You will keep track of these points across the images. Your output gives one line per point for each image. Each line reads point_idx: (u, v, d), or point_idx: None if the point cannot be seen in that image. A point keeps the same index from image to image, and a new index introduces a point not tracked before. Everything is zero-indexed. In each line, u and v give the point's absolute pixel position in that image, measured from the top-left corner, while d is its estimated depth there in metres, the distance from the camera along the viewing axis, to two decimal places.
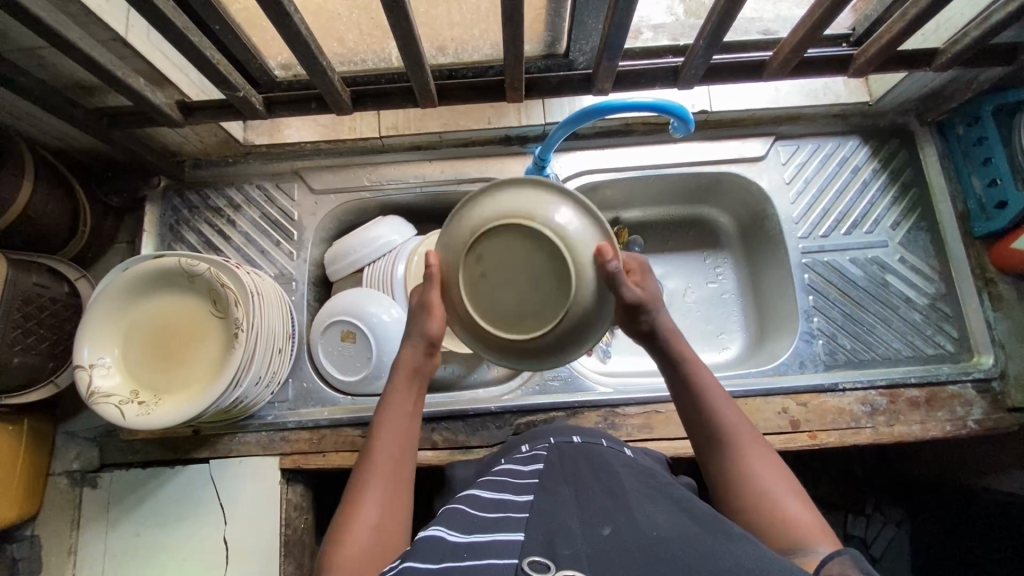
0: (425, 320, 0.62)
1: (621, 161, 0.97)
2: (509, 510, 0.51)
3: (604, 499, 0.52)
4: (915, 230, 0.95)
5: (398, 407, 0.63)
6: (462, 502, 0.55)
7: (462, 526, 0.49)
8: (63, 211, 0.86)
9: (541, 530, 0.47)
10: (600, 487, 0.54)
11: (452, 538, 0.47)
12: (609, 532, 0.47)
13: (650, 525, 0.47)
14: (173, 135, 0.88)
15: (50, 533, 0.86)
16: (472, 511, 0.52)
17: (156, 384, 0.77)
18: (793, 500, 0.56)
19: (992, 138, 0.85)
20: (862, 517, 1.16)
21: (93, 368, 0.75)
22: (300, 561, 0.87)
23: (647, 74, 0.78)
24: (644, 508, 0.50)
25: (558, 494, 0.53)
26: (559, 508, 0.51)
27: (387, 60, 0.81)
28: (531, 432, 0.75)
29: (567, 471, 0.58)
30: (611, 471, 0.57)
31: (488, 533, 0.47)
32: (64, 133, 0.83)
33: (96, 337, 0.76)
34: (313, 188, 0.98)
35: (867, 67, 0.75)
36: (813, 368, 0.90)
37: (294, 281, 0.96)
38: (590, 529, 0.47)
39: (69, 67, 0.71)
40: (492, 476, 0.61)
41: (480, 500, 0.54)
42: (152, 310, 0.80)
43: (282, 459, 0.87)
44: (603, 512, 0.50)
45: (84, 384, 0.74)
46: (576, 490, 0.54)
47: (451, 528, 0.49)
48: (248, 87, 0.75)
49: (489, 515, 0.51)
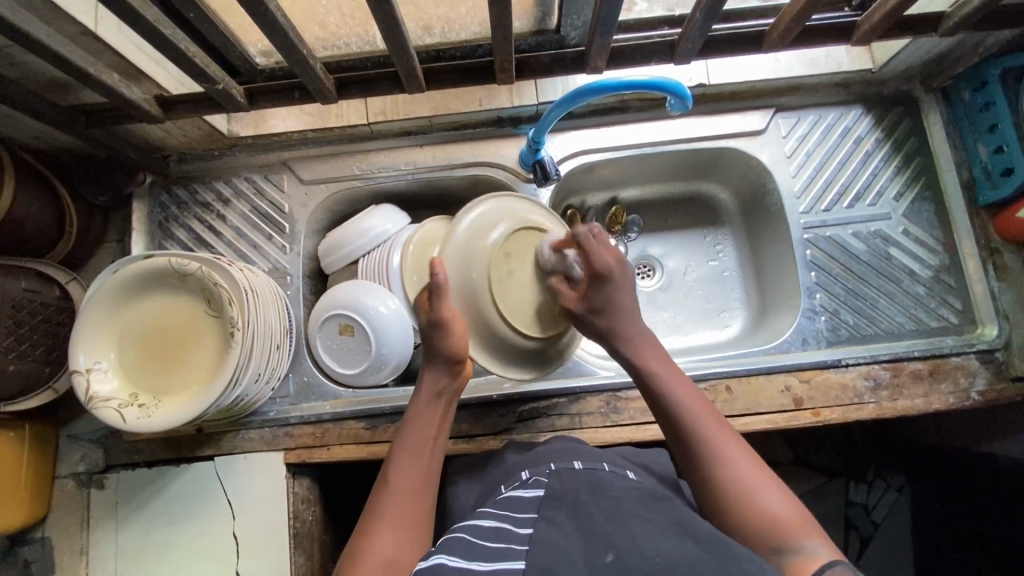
0: (443, 340, 0.70)
1: (617, 140, 0.94)
2: (510, 538, 0.53)
3: (608, 520, 0.52)
4: (919, 200, 0.93)
5: (422, 429, 0.69)
6: (463, 527, 0.56)
7: (464, 552, 0.51)
8: (48, 213, 0.84)
9: (542, 554, 0.49)
10: (602, 510, 0.54)
11: (453, 564, 0.50)
12: (612, 560, 0.47)
13: (654, 551, 0.48)
14: (155, 130, 0.85)
15: (62, 534, 0.87)
16: (472, 538, 0.53)
17: (154, 387, 0.77)
18: (777, 494, 0.57)
19: (1000, 104, 0.83)
20: (864, 484, 1.23)
21: (91, 373, 0.74)
22: (311, 552, 0.88)
23: (642, 49, 0.74)
24: (647, 531, 0.50)
25: (560, 520, 0.54)
26: (562, 537, 0.51)
27: (371, 41, 0.78)
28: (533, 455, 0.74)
29: (569, 492, 0.58)
30: (615, 493, 0.58)
31: (490, 563, 0.49)
32: (42, 132, 0.81)
33: (90, 342, 0.75)
34: (302, 179, 0.96)
35: (871, 35, 0.72)
36: (816, 345, 0.90)
37: (288, 275, 0.95)
38: (593, 557, 0.48)
39: (41, 66, 0.68)
40: (496, 500, 0.62)
41: (481, 525, 0.55)
42: (127, 329, 0.78)
43: (287, 454, 0.87)
44: (605, 535, 0.50)
45: (82, 389, 0.74)
46: (577, 515, 0.54)
47: (453, 553, 0.51)
48: (228, 79, 0.72)
49: (490, 543, 0.52)
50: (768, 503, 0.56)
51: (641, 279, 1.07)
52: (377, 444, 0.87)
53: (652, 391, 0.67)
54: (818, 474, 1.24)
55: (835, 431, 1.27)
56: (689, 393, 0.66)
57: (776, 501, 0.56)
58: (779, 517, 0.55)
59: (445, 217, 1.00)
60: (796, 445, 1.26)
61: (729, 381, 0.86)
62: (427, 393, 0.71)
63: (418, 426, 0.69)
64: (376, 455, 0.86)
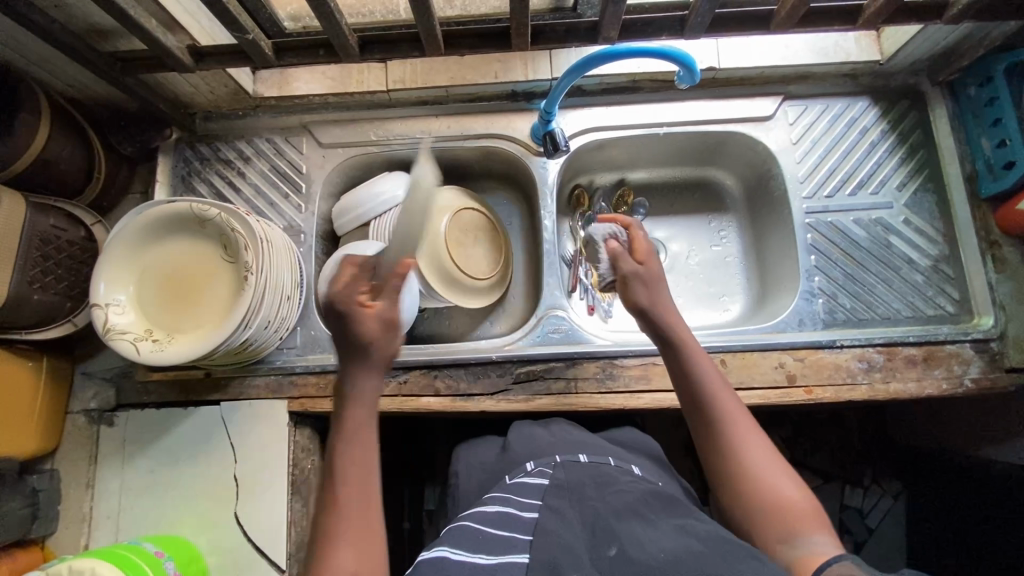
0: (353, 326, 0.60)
1: (627, 119, 0.97)
2: (514, 530, 0.54)
3: (611, 515, 0.55)
4: (921, 191, 0.95)
5: (367, 430, 0.59)
6: (469, 518, 0.59)
7: (468, 544, 0.53)
8: (79, 157, 0.88)
9: (548, 544, 0.51)
10: (606, 505, 0.57)
11: (456, 556, 0.51)
12: (616, 554, 0.50)
13: (656, 546, 0.51)
14: (184, 84, 0.89)
15: (70, 468, 0.90)
16: (478, 529, 0.55)
17: (168, 324, 0.80)
18: (787, 480, 0.61)
19: (1003, 98, 0.85)
20: (860, 488, 1.24)
21: (108, 307, 0.77)
22: (307, 500, 0.90)
23: (654, 23, 0.77)
24: (649, 529, 0.53)
25: (566, 508, 0.57)
26: (565, 527, 0.54)
27: (395, 12, 0.84)
28: (536, 446, 0.78)
29: (572, 487, 0.61)
30: (617, 488, 0.61)
31: (494, 557, 0.51)
32: (80, 79, 0.85)
33: (111, 276, 0.79)
34: (321, 142, 0.99)
35: (876, 17, 0.74)
36: (812, 326, 0.91)
37: (302, 233, 0.98)
38: (597, 550, 0.51)
39: (85, 10, 0.72)
40: (500, 492, 0.64)
41: (486, 516, 0.57)
42: (140, 283, 0.81)
43: (291, 403, 0.90)
44: (607, 528, 0.53)
45: (100, 322, 0.77)
46: (581, 507, 0.57)
47: (456, 546, 0.53)
48: (257, 32, 0.75)
49: (496, 534, 0.54)
50: (785, 492, 0.60)
51: None
52: (378, 398, 0.89)
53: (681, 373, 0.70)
54: (814, 475, 1.24)
55: (832, 431, 1.27)
56: (717, 382, 0.68)
57: (786, 485, 0.61)
58: (791, 505, 0.59)
59: (455, 187, 1.03)
60: (793, 443, 1.27)
61: (724, 355, 0.88)
62: (365, 396, 0.60)
63: (359, 434, 0.59)
64: (376, 408, 0.89)
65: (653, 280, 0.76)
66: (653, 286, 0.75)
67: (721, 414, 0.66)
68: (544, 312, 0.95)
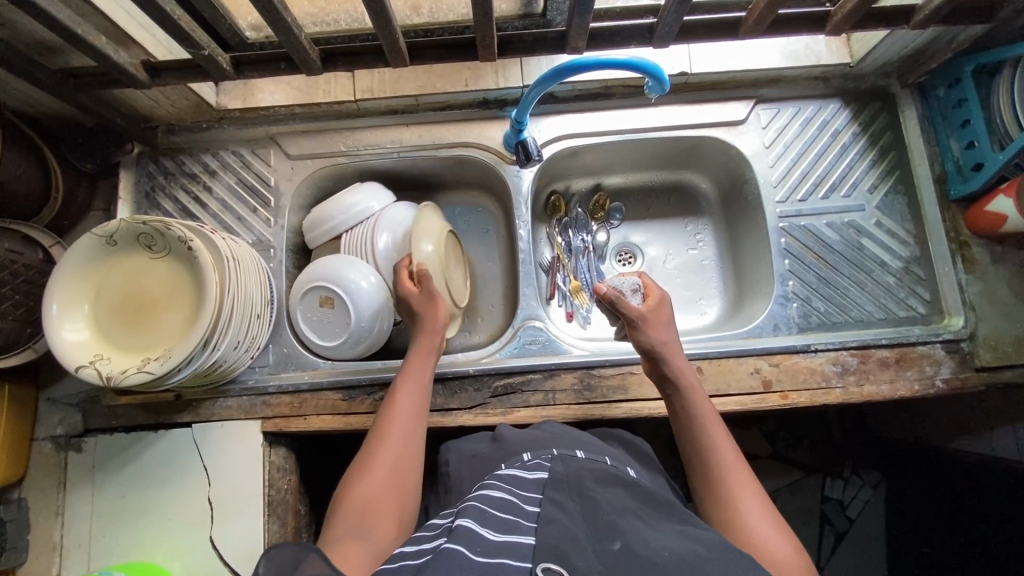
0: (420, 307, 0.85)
1: (601, 125, 0.96)
2: (521, 512, 0.54)
3: (613, 511, 0.54)
4: (892, 193, 0.95)
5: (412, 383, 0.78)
6: (474, 497, 0.57)
7: (479, 519, 0.52)
8: (34, 177, 0.84)
9: (553, 536, 0.50)
10: (608, 501, 0.56)
11: (482, 533, 0.50)
12: (620, 548, 0.49)
13: (660, 545, 0.49)
14: (144, 99, 0.86)
15: (37, 497, 0.87)
16: (485, 506, 0.54)
17: (123, 342, 0.76)
18: (777, 534, 0.60)
19: (971, 100, 0.85)
20: (839, 481, 1.25)
21: (62, 323, 0.74)
22: (285, 520, 0.88)
23: (622, 32, 0.76)
24: (650, 530, 0.52)
25: (566, 502, 0.55)
26: (568, 520, 0.52)
27: (360, 20, 0.82)
28: (529, 440, 0.75)
29: (573, 478, 0.60)
30: (615, 489, 0.59)
31: (501, 535, 0.50)
32: (33, 97, 0.82)
33: (65, 290, 0.76)
34: (289, 153, 0.97)
35: (844, 24, 0.74)
36: (787, 330, 0.91)
37: (272, 248, 0.96)
38: (601, 544, 0.50)
39: (31, 27, 0.69)
40: (497, 477, 0.61)
41: (493, 494, 0.56)
42: (95, 295, 0.78)
43: (264, 423, 0.88)
44: (610, 524, 0.52)
45: (53, 338, 0.73)
46: (582, 501, 0.56)
47: (469, 520, 0.52)
48: (214, 47, 0.73)
49: (503, 513, 0.53)
50: (771, 544, 0.59)
51: (623, 265, 1.09)
52: (354, 415, 0.88)
53: (688, 424, 0.72)
54: (794, 469, 1.25)
55: (811, 426, 1.29)
56: (714, 426, 0.70)
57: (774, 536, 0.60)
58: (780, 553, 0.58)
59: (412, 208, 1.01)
60: (773, 439, 1.28)
61: (700, 363, 0.88)
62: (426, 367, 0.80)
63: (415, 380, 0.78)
64: (352, 425, 0.88)
65: (660, 322, 0.79)
66: (664, 334, 0.78)
67: (717, 457, 0.68)
68: (522, 322, 0.94)
